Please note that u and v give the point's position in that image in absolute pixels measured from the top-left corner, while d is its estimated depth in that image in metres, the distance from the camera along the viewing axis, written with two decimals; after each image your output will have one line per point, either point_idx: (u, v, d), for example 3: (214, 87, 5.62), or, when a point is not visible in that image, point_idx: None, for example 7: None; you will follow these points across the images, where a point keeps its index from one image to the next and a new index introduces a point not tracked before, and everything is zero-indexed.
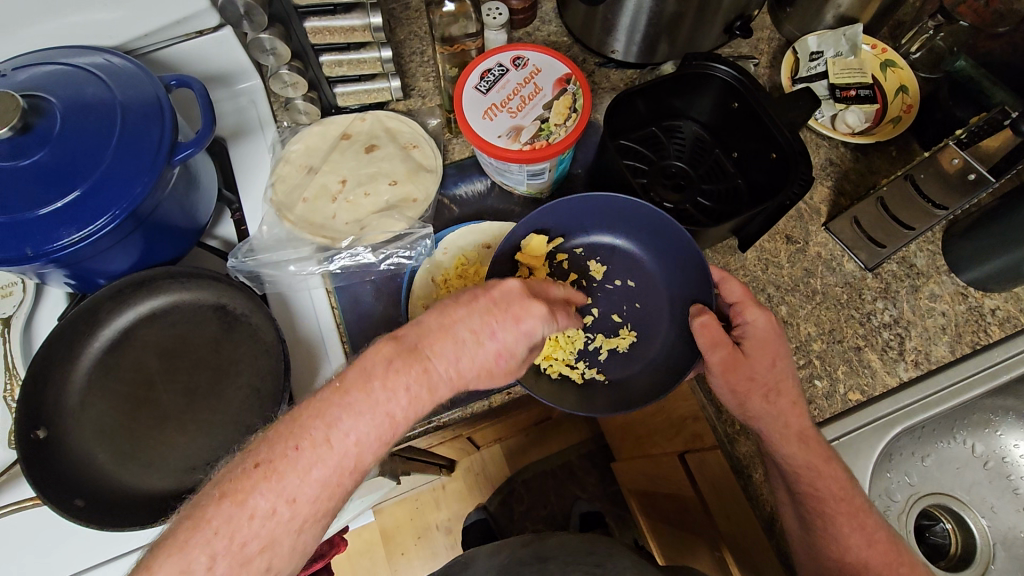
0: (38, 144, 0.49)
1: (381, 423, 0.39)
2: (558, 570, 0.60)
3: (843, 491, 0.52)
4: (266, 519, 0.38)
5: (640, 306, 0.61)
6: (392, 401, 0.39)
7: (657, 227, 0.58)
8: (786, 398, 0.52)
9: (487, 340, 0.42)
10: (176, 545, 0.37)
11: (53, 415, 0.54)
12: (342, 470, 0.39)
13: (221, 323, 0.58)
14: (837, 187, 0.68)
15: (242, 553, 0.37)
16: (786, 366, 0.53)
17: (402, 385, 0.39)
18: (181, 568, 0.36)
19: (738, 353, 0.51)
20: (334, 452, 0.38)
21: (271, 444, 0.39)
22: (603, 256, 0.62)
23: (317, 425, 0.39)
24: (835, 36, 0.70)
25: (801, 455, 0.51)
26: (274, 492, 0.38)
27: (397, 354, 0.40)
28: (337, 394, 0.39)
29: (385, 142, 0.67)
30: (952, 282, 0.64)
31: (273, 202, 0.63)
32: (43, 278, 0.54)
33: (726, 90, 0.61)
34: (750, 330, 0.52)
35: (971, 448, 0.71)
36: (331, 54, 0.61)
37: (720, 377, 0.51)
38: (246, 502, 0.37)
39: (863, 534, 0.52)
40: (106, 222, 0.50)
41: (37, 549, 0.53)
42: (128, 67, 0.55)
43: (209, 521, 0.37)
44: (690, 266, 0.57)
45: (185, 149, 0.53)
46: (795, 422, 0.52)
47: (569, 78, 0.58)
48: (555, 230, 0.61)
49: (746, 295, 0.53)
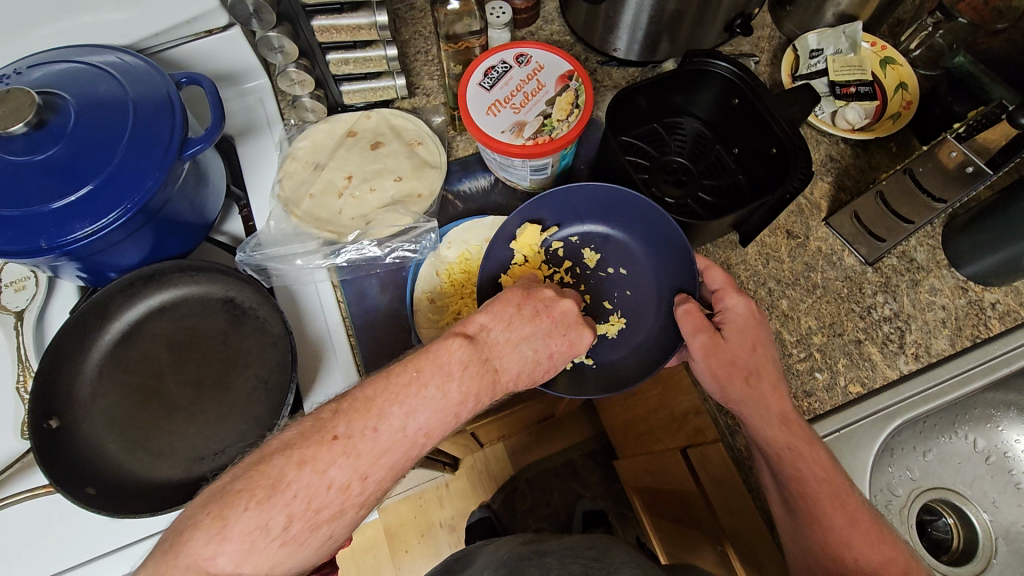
0: (53, 140, 0.51)
1: (450, 422, 0.43)
2: (558, 564, 0.61)
3: (824, 473, 0.50)
4: (341, 490, 0.39)
5: (631, 295, 0.61)
6: (462, 402, 0.43)
7: (645, 216, 0.59)
8: (765, 380, 0.52)
9: (545, 362, 0.48)
10: (253, 501, 0.37)
11: (64, 405, 0.55)
12: (408, 456, 0.41)
13: (230, 315, 0.59)
14: (837, 182, 0.69)
15: (313, 519, 0.38)
16: (768, 350, 0.53)
17: (475, 389, 0.43)
18: (257, 525, 0.36)
19: (717, 336, 0.52)
20: (408, 441, 0.41)
21: (353, 420, 0.40)
22: (598, 244, 0.63)
23: (396, 411, 0.40)
24: (834, 34, 0.71)
25: (780, 435, 0.51)
26: (353, 467, 0.39)
27: (472, 360, 0.44)
28: (417, 383, 0.41)
29: (390, 139, 0.68)
30: (951, 276, 0.65)
31: (280, 198, 0.64)
32: (55, 271, 0.55)
33: (726, 87, 0.62)
34: (731, 315, 0.54)
35: (973, 443, 0.72)
36: (338, 52, 0.62)
37: (701, 361, 0.52)
38: (327, 472, 0.38)
39: (845, 515, 0.49)
40: (117, 215, 0.51)
41: (48, 538, 0.54)
42: (140, 65, 0.56)
43: (288, 486, 0.37)
44: (679, 257, 0.58)
45: (195, 144, 0.55)
46: (775, 405, 0.52)
47: (571, 75, 0.59)
48: (550, 219, 0.62)
49: (729, 282, 0.55)
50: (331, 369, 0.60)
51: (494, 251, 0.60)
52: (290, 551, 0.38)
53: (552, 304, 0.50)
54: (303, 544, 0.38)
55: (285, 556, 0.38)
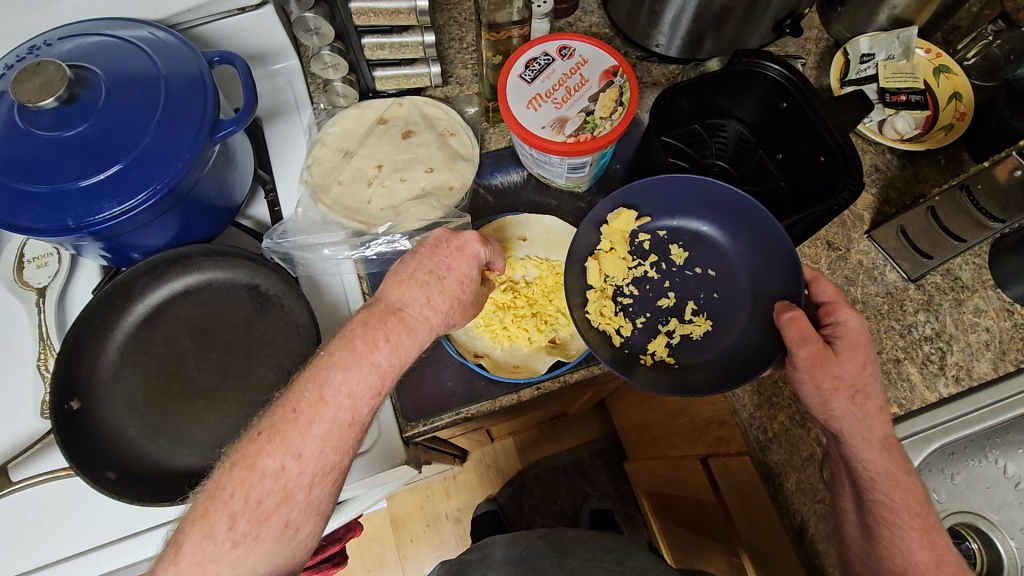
0: (83, 116, 0.49)
1: (370, 372, 0.42)
2: (579, 567, 0.60)
3: (919, 506, 0.47)
4: (277, 475, 0.40)
5: (718, 297, 0.59)
6: (372, 351, 0.43)
7: (747, 217, 0.56)
8: (873, 401, 0.47)
9: (447, 276, 0.48)
10: (199, 515, 0.39)
11: (86, 387, 0.54)
12: (340, 422, 0.42)
13: (254, 302, 0.58)
14: (882, 194, 0.67)
15: (258, 511, 0.39)
16: (876, 370, 0.48)
17: (382, 334, 0.44)
18: (205, 533, 0.38)
19: (827, 349, 0.47)
20: (331, 407, 0.41)
21: (272, 413, 0.41)
22: (686, 241, 0.61)
23: (310, 386, 0.41)
24: (888, 38, 0.68)
25: (882, 461, 0.47)
26: (281, 450, 0.40)
27: (372, 315, 0.45)
28: (325, 360, 0.42)
29: (422, 128, 0.66)
30: (997, 297, 0.62)
31: (309, 184, 0.63)
32: (79, 250, 0.54)
33: (775, 89, 0.59)
34: (842, 330, 0.49)
35: (1003, 469, 0.69)
36: (374, 36, 0.60)
37: (805, 373, 0.47)
38: (256, 464, 0.40)
39: (932, 553, 0.46)
40: (146, 197, 0.50)
41: (66, 519, 0.53)
42: (172, 41, 0.55)
43: (224, 489, 0.39)
44: (778, 262, 0.55)
45: (226, 126, 0.53)
46: (879, 429, 0.47)
47: (616, 70, 0.57)
48: (644, 208, 0.60)
49: (840, 295, 0.50)
50: None
51: (586, 234, 0.58)
52: (245, 552, 0.39)
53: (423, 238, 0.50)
54: (256, 539, 0.39)
55: (240, 558, 0.39)
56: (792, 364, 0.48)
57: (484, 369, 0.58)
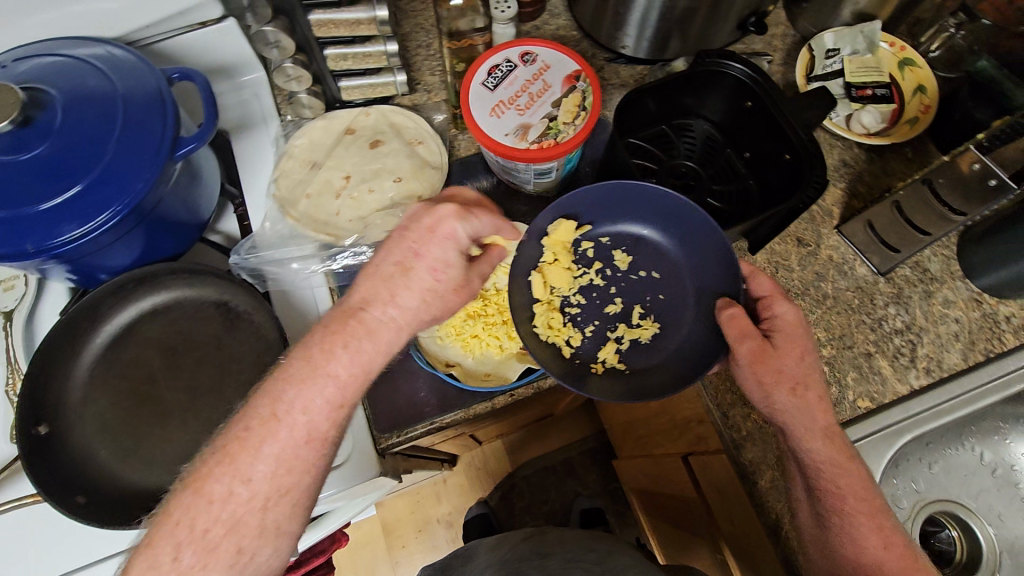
0: (38, 138, 0.49)
1: (327, 381, 0.42)
2: (559, 567, 0.60)
3: (864, 491, 0.50)
4: (224, 501, 0.40)
5: (664, 298, 0.59)
6: (331, 360, 0.42)
7: (686, 218, 0.56)
8: (813, 391, 0.50)
9: (413, 265, 0.45)
10: (147, 542, 0.39)
11: (55, 410, 0.54)
12: (295, 441, 0.41)
13: (224, 318, 0.57)
14: (851, 189, 0.67)
15: (205, 540, 0.39)
16: (814, 361, 0.51)
17: (341, 338, 0.43)
18: (150, 564, 0.38)
19: (766, 344, 0.49)
20: (283, 425, 0.41)
21: (226, 431, 0.41)
22: (629, 245, 0.60)
23: (264, 402, 0.41)
24: (852, 33, 0.69)
25: (826, 450, 0.49)
26: (229, 474, 0.40)
27: (333, 318, 0.44)
28: (284, 373, 0.42)
29: (390, 137, 0.66)
30: (965, 288, 0.63)
31: (276, 198, 0.63)
32: (43, 273, 0.54)
33: (739, 89, 0.60)
34: (780, 323, 0.51)
35: (979, 456, 0.70)
36: (336, 47, 0.60)
37: (747, 367, 0.49)
38: (204, 489, 0.39)
39: (879, 535, 0.49)
40: (106, 218, 0.49)
41: (38, 544, 0.53)
42: (131, 59, 0.54)
43: (170, 515, 0.39)
44: (719, 260, 0.55)
45: (187, 143, 0.52)
46: (821, 418, 0.50)
47: (579, 75, 0.57)
48: (584, 216, 0.59)
49: (776, 289, 0.53)
50: None
51: (527, 249, 0.57)
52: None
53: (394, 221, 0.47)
54: (206, 567, 0.39)
55: None
56: (735, 360, 0.50)
57: (455, 379, 0.58)
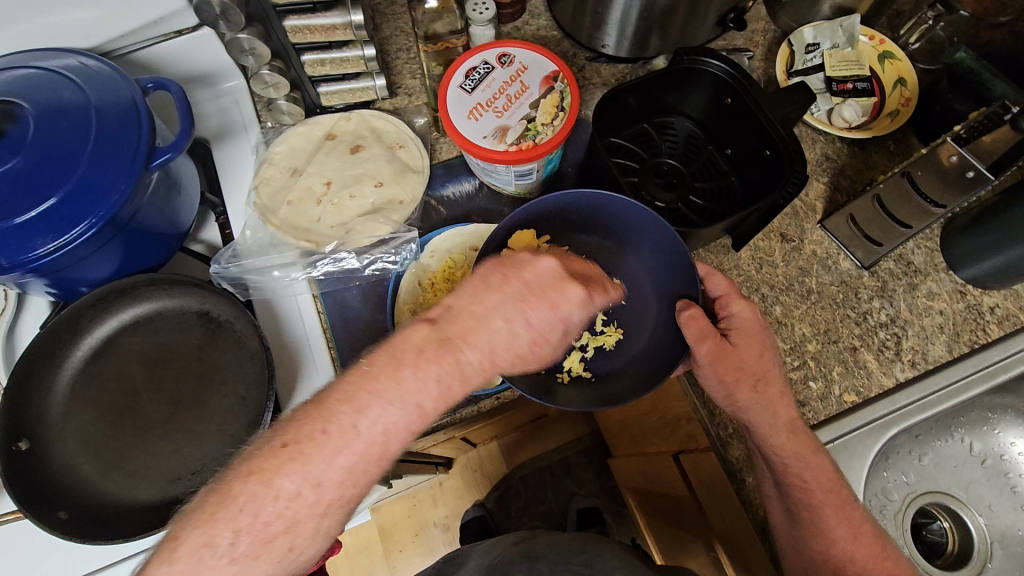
0: (11, 152, 0.48)
1: (411, 413, 0.36)
2: (547, 570, 0.59)
3: (830, 483, 0.52)
4: (291, 500, 0.35)
5: (627, 303, 0.59)
6: (422, 391, 0.36)
7: (643, 227, 0.56)
8: (773, 387, 0.52)
9: (525, 334, 0.39)
10: (201, 519, 0.34)
11: (34, 426, 0.53)
12: (370, 457, 0.36)
13: (206, 329, 0.57)
14: (833, 183, 0.67)
15: (263, 532, 0.34)
16: (772, 356, 0.52)
17: (434, 373, 0.37)
18: (202, 542, 0.34)
19: (725, 343, 0.50)
20: (360, 439, 0.36)
21: (299, 425, 0.36)
22: (589, 253, 0.60)
23: (344, 409, 0.36)
24: (831, 27, 0.69)
25: (790, 445, 0.51)
26: (301, 473, 0.35)
27: (428, 342, 0.38)
28: (368, 383, 0.36)
29: (371, 142, 0.66)
30: (950, 279, 0.63)
31: (257, 206, 0.62)
32: (22, 288, 0.53)
33: (718, 86, 0.60)
34: (737, 322, 0.51)
35: (969, 447, 0.70)
36: (313, 53, 0.60)
37: (708, 368, 0.50)
38: (272, 482, 0.35)
39: (848, 526, 0.52)
40: (81, 230, 0.49)
41: (21, 560, 0.53)
42: (104, 69, 0.54)
43: (234, 498, 0.34)
44: (676, 266, 0.55)
45: (163, 153, 0.52)
46: (782, 414, 0.52)
47: (556, 76, 0.57)
48: (543, 227, 0.58)
49: (732, 287, 0.53)
50: (311, 379, 0.59)
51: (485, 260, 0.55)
52: (241, 573, 0.34)
53: (527, 266, 0.42)
54: (255, 561, 0.34)
55: None
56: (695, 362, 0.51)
57: None
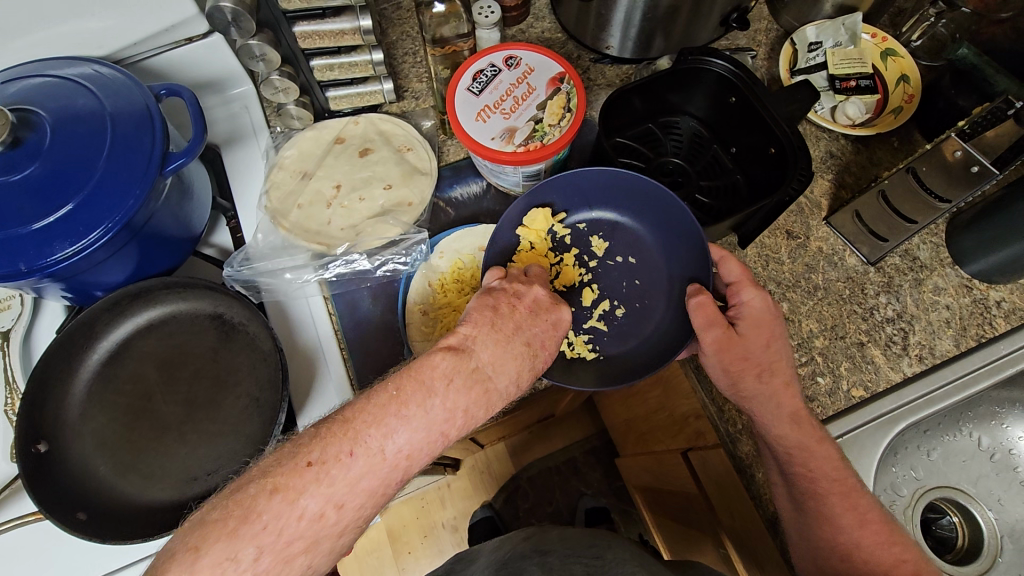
0: (28, 158, 0.49)
1: (436, 439, 0.39)
2: (559, 564, 0.60)
3: (836, 471, 0.52)
4: (313, 520, 0.36)
5: (641, 283, 0.60)
6: (449, 420, 0.39)
7: (659, 205, 0.57)
8: (778, 377, 0.52)
9: (540, 352, 0.44)
10: (225, 533, 0.34)
11: (54, 429, 0.54)
12: (389, 479, 0.38)
13: (220, 331, 0.58)
14: (838, 179, 0.67)
15: (285, 551, 0.36)
16: (781, 346, 0.53)
17: (464, 402, 0.39)
18: (226, 556, 0.34)
19: (732, 332, 0.51)
20: (388, 463, 0.37)
21: (325, 445, 0.37)
22: (605, 232, 0.61)
23: (372, 431, 0.37)
24: (834, 26, 0.69)
25: (792, 435, 0.52)
26: (325, 495, 0.36)
27: (457, 369, 0.40)
28: (397, 403, 0.38)
29: (379, 145, 0.66)
30: (955, 274, 0.63)
31: (269, 210, 0.63)
32: (40, 292, 0.54)
33: (722, 84, 0.60)
34: (745, 310, 0.52)
35: (977, 441, 0.70)
36: (323, 58, 0.61)
37: (714, 357, 0.51)
38: (297, 502, 0.35)
39: (855, 514, 0.52)
40: (99, 235, 0.49)
41: (41, 559, 0.54)
42: (118, 77, 0.54)
43: (259, 515, 0.35)
44: (691, 245, 0.56)
45: (176, 158, 0.53)
46: (788, 404, 0.52)
47: (563, 77, 0.58)
48: (559, 204, 0.60)
49: (744, 275, 0.53)
50: (324, 383, 0.59)
51: (503, 231, 0.58)
52: None
53: (524, 293, 0.47)
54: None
55: None
56: (702, 351, 0.52)
57: None
